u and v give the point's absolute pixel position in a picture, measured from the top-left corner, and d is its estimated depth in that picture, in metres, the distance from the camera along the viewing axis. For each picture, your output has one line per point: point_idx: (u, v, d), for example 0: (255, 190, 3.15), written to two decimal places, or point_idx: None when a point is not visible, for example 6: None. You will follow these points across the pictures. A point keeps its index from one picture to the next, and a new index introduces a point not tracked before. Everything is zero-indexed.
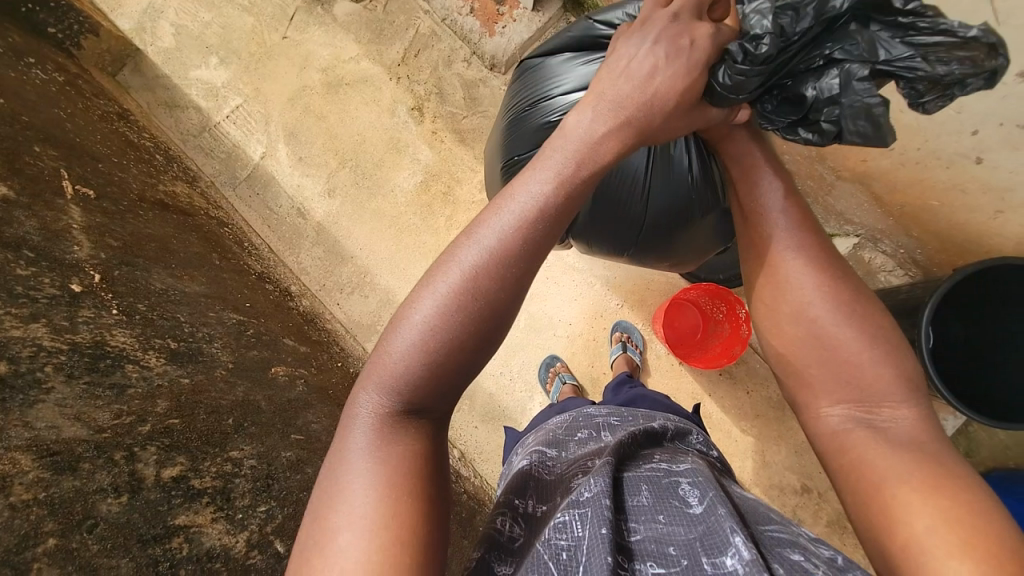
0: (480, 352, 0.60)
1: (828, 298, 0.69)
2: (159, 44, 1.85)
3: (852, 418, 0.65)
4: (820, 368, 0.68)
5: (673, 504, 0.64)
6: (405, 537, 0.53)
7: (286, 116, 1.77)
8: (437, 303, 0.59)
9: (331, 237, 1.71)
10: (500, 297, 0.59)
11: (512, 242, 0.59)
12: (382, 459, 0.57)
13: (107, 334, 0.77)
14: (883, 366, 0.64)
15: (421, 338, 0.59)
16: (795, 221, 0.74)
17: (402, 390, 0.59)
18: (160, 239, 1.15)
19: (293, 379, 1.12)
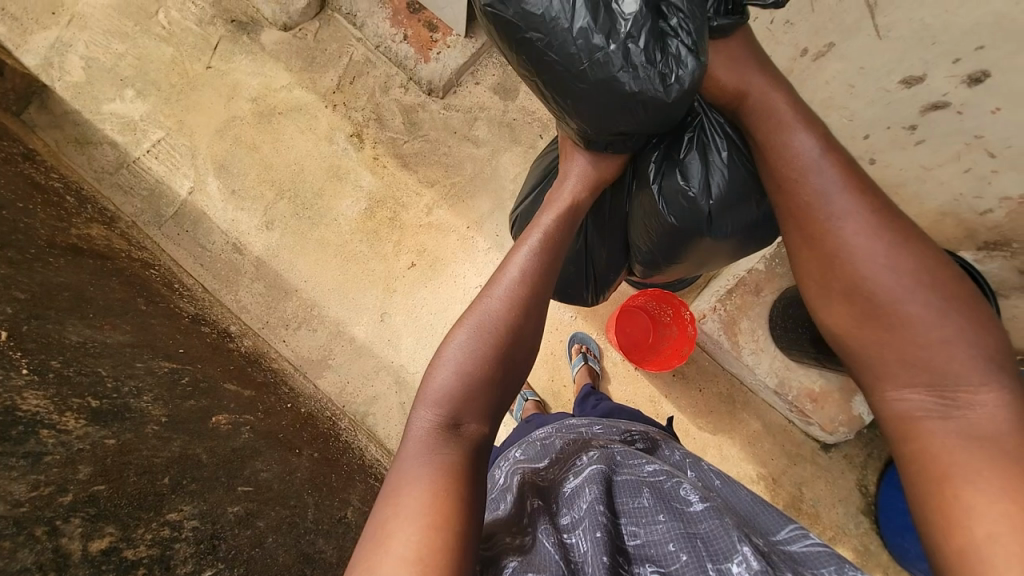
0: (509, 377, 0.76)
1: (909, 288, 0.71)
2: (66, 78, 1.72)
3: (923, 401, 0.69)
4: (886, 343, 0.73)
5: (672, 504, 0.70)
6: (449, 528, 0.61)
7: (215, 148, 1.69)
8: (471, 334, 0.76)
9: (272, 271, 1.63)
10: (526, 332, 0.79)
11: (529, 278, 0.83)
12: (431, 461, 0.67)
13: (16, 398, 0.69)
14: (955, 343, 0.68)
15: (461, 362, 0.74)
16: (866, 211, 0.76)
17: (446, 404, 0.72)
18: (74, 288, 1.04)
19: (237, 427, 1.04)
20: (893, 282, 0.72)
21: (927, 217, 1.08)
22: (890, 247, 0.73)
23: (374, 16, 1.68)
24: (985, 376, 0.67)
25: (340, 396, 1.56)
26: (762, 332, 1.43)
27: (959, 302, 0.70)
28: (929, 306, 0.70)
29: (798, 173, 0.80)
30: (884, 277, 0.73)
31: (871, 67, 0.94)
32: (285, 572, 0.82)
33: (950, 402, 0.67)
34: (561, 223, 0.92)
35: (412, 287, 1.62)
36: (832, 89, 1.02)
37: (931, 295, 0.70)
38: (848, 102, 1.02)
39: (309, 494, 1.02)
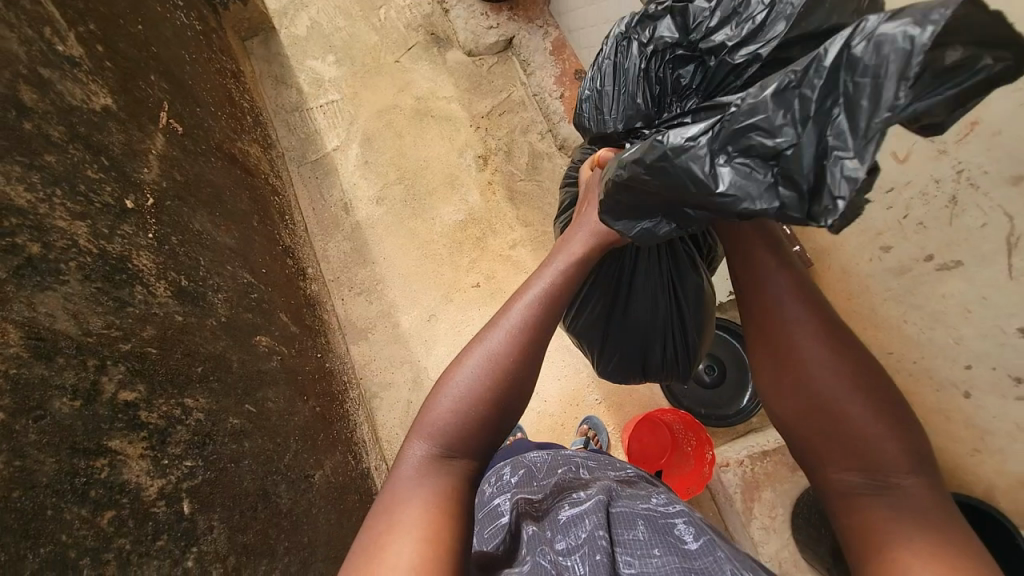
0: (503, 406, 0.79)
1: (821, 349, 0.69)
2: (292, 30, 2.10)
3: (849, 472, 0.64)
4: (797, 398, 0.69)
5: (668, 539, 0.75)
6: (446, 532, 0.64)
7: (370, 124, 1.95)
8: (480, 361, 0.79)
9: (363, 238, 1.80)
10: (525, 361, 0.81)
11: (528, 322, 0.82)
12: (422, 486, 0.70)
13: (133, 252, 0.84)
14: (864, 416, 0.64)
15: (464, 392, 0.77)
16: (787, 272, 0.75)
17: (438, 436, 0.75)
18: (216, 188, 1.24)
19: (271, 353, 1.15)
20: (795, 347, 0.70)
21: (1012, 482, 0.96)
22: (788, 295, 0.73)
23: (543, 71, 1.87)
24: (905, 438, 0.63)
25: (363, 368, 1.65)
26: (781, 512, 1.30)
27: (841, 348, 0.69)
28: (817, 374, 0.68)
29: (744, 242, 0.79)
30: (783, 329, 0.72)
31: (994, 301, 0.86)
32: (247, 495, 0.87)
33: (880, 480, 0.62)
34: (570, 271, 0.87)
35: (468, 304, 1.70)
36: (946, 305, 0.94)
37: (827, 351, 0.69)
38: (959, 325, 0.93)
39: (296, 440, 1.09)
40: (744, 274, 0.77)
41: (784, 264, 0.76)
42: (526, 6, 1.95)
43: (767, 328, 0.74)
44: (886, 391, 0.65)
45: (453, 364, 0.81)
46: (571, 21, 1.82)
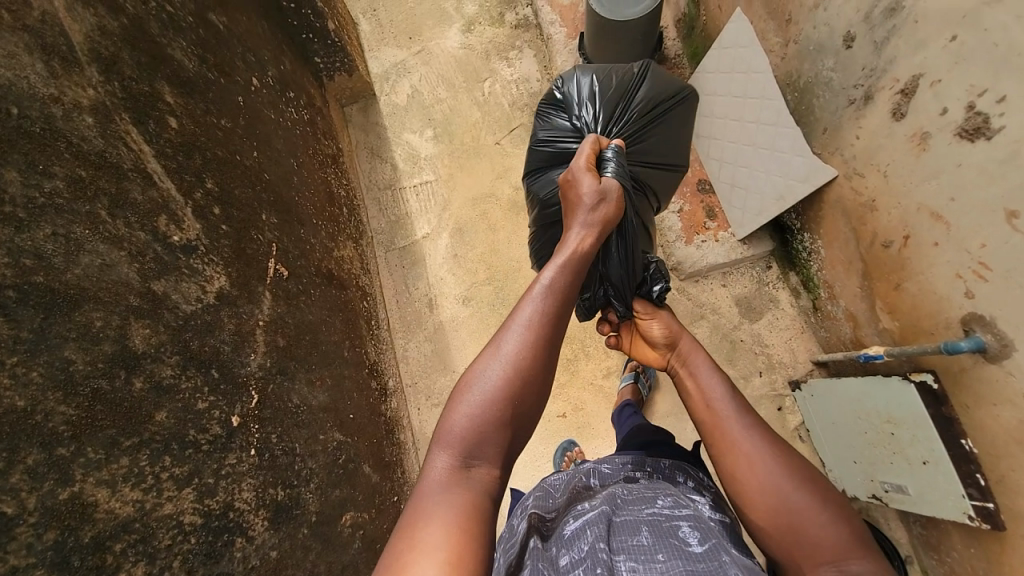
0: (518, 416, 0.78)
1: (765, 445, 0.84)
2: (392, 97, 2.02)
3: (819, 563, 0.71)
4: (756, 504, 0.79)
5: (670, 539, 0.73)
6: (469, 550, 0.62)
7: (462, 212, 1.82)
8: (501, 367, 0.78)
9: (445, 342, 1.70)
10: (539, 367, 0.79)
11: (536, 326, 0.81)
12: (446, 496, 0.69)
13: (236, 489, 0.75)
14: (799, 496, 0.77)
15: (486, 399, 0.76)
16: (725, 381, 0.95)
17: (460, 446, 0.74)
18: (314, 330, 1.16)
19: (354, 531, 1.06)
20: (727, 429, 0.87)
21: None
22: (716, 388, 0.93)
23: None
24: (834, 511, 0.75)
25: None
26: None
27: (769, 435, 0.86)
28: (759, 459, 0.82)
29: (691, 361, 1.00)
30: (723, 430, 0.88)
31: None
32: None
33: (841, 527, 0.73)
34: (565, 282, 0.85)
35: (550, 436, 1.55)
36: None
37: (761, 441, 0.84)
38: None
39: None
40: (674, 354, 1.01)
41: (722, 381, 0.95)
42: None
43: (717, 442, 0.88)
44: (816, 480, 0.80)
45: (468, 376, 0.79)
46: None
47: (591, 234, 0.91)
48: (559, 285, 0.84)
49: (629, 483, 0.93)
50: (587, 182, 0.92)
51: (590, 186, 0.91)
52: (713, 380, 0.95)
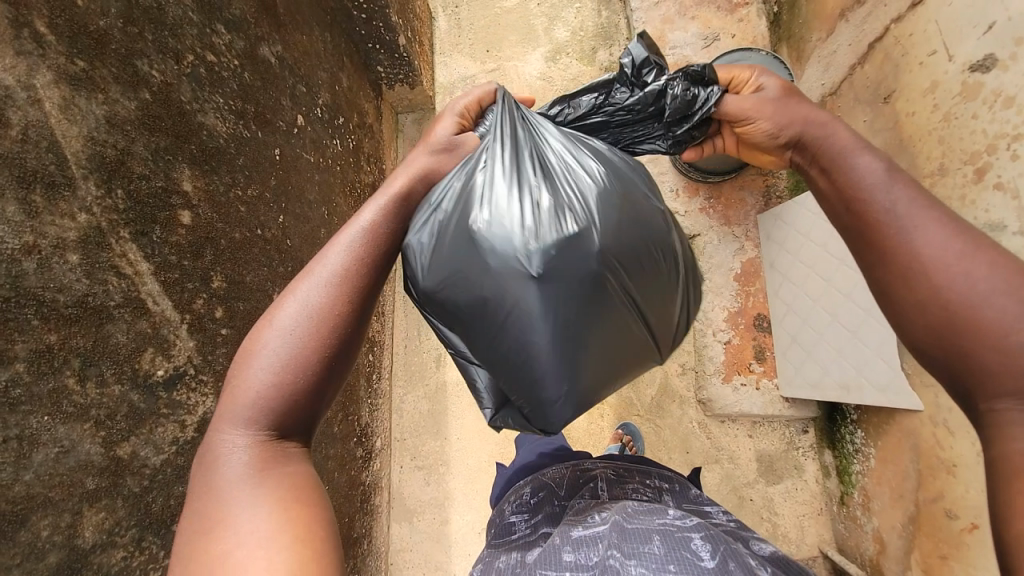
0: (328, 370, 0.62)
1: (987, 270, 0.58)
2: None
3: (996, 388, 0.56)
4: (926, 309, 0.60)
5: (684, 554, 0.73)
6: (302, 521, 0.56)
7: None
8: (300, 313, 0.62)
9: (442, 405, 1.62)
10: (352, 314, 0.64)
11: (346, 267, 0.64)
12: (258, 471, 0.58)
13: None
14: (1004, 317, 0.56)
15: (285, 354, 0.61)
16: (954, 242, 0.59)
17: (259, 416, 0.59)
18: None
19: None
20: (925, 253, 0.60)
21: None
22: (894, 199, 0.63)
23: (716, 296, 1.51)
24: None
25: (396, 554, 1.55)
26: None
27: (997, 263, 0.58)
28: (960, 272, 0.58)
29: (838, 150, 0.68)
30: (903, 234, 0.62)
31: None
32: None
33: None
34: (386, 218, 0.69)
35: None
36: None
37: (990, 274, 0.58)
38: None
39: None
40: (826, 144, 0.69)
41: (881, 160, 0.66)
42: (729, 202, 1.55)
43: (886, 245, 0.63)
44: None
45: (256, 332, 0.62)
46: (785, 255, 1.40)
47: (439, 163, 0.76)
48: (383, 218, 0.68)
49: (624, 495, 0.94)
50: (447, 128, 0.78)
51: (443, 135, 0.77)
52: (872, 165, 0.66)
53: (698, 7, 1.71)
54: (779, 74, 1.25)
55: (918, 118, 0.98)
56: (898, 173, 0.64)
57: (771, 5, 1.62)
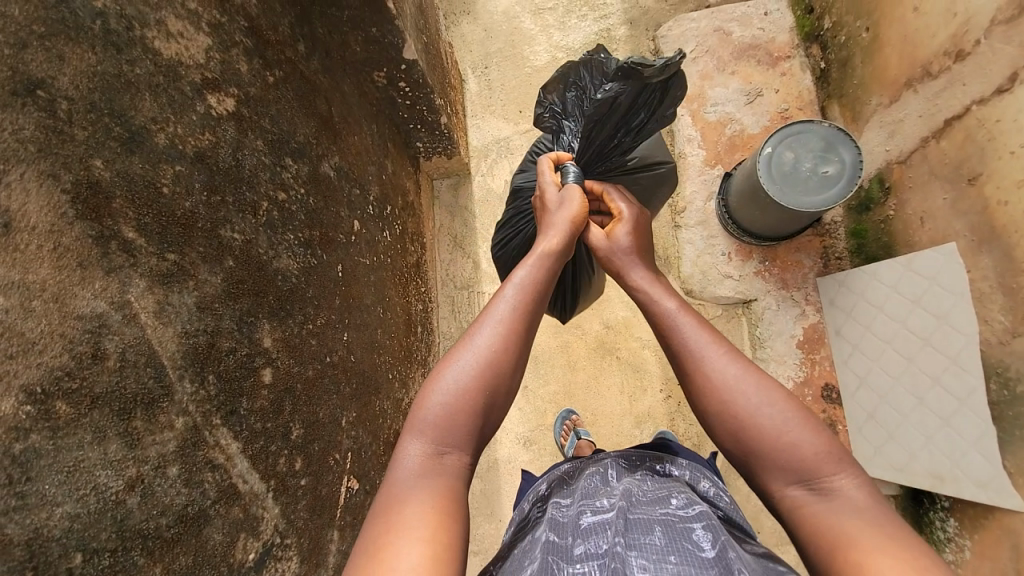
0: (488, 401, 0.73)
1: (760, 388, 0.71)
2: (487, 180, 1.83)
3: (790, 482, 0.66)
4: (724, 417, 0.71)
5: (684, 546, 0.60)
6: (449, 532, 0.60)
7: (541, 339, 1.65)
8: (471, 359, 0.73)
9: (496, 485, 1.57)
10: (513, 357, 0.76)
11: (517, 312, 0.77)
12: (417, 485, 0.65)
13: None
14: (778, 423, 0.69)
15: (459, 390, 0.71)
16: (733, 358, 0.74)
17: (433, 433, 0.69)
18: None
19: None
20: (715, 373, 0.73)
21: None
22: (693, 331, 0.78)
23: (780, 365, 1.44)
24: (815, 435, 0.68)
25: None
26: None
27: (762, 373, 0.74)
28: (736, 367, 0.74)
29: (650, 296, 0.87)
30: (699, 357, 0.76)
31: None
32: None
33: (817, 490, 0.65)
34: (538, 275, 0.84)
35: None
36: None
37: (753, 385, 0.72)
38: None
39: None
40: (639, 296, 0.89)
41: (677, 303, 0.84)
42: (785, 263, 1.48)
43: (696, 369, 0.75)
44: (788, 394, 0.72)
45: (440, 364, 0.74)
46: (856, 327, 1.33)
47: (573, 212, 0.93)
48: (541, 276, 0.84)
49: (631, 478, 0.80)
50: (553, 189, 0.98)
51: (554, 194, 0.96)
52: (669, 300, 0.85)
53: (737, 62, 1.68)
54: (847, 146, 1.19)
55: (1012, 206, 0.93)
56: (686, 313, 0.81)
57: (814, 58, 1.58)
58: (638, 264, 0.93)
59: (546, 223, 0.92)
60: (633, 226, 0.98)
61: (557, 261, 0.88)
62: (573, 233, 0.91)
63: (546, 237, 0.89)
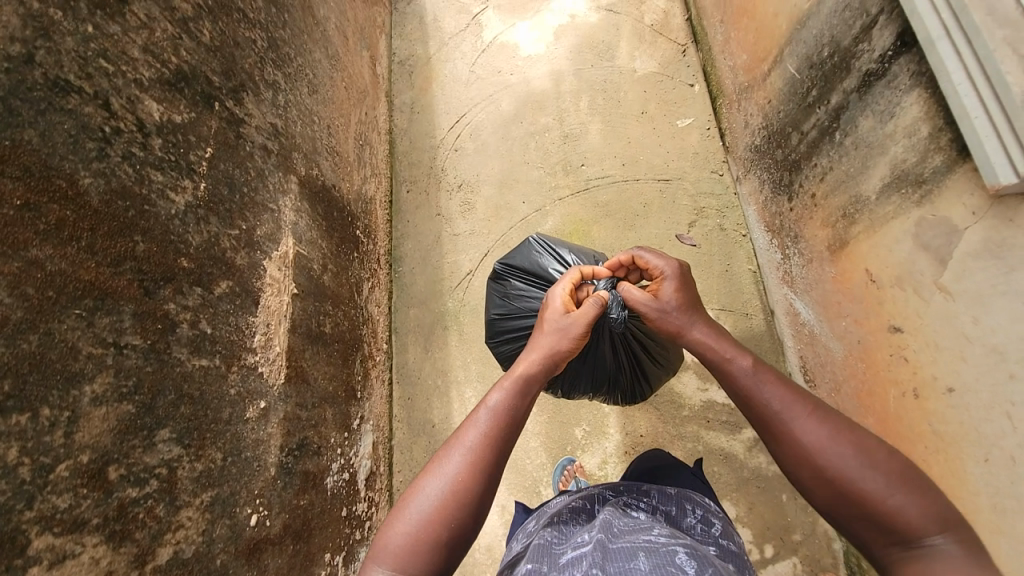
0: (467, 507, 0.80)
1: (830, 432, 0.77)
2: None
3: (889, 539, 0.69)
4: (822, 481, 0.75)
5: (668, 568, 0.63)
6: None
7: None
8: (440, 486, 0.81)
9: None
10: (481, 482, 0.81)
11: (496, 424, 0.87)
12: None
13: None
14: (880, 486, 0.71)
15: (426, 517, 0.78)
16: (828, 432, 0.77)
17: (399, 559, 0.76)
18: None
19: None
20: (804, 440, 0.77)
21: None
22: (775, 398, 0.82)
23: None
24: (916, 496, 0.69)
25: None
26: None
27: (814, 404, 0.81)
28: (807, 416, 0.79)
29: (721, 370, 0.91)
30: (786, 422, 0.81)
31: None
32: None
33: (904, 542, 0.68)
34: (506, 401, 0.89)
35: None
36: None
37: (844, 438, 0.76)
38: None
39: None
40: (708, 357, 0.95)
41: (750, 362, 0.88)
42: None
43: (771, 420, 0.82)
44: (857, 434, 0.77)
45: (412, 490, 0.83)
46: None
47: (564, 342, 0.99)
48: (508, 404, 0.89)
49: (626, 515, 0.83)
50: (557, 312, 1.04)
51: (557, 317, 1.03)
52: (768, 386, 0.84)
53: None
54: None
55: None
56: (763, 373, 0.86)
57: None
58: (693, 322, 0.98)
59: (540, 343, 1.00)
60: (681, 283, 1.03)
61: (529, 382, 0.93)
62: (547, 365, 0.96)
63: (528, 360, 0.96)
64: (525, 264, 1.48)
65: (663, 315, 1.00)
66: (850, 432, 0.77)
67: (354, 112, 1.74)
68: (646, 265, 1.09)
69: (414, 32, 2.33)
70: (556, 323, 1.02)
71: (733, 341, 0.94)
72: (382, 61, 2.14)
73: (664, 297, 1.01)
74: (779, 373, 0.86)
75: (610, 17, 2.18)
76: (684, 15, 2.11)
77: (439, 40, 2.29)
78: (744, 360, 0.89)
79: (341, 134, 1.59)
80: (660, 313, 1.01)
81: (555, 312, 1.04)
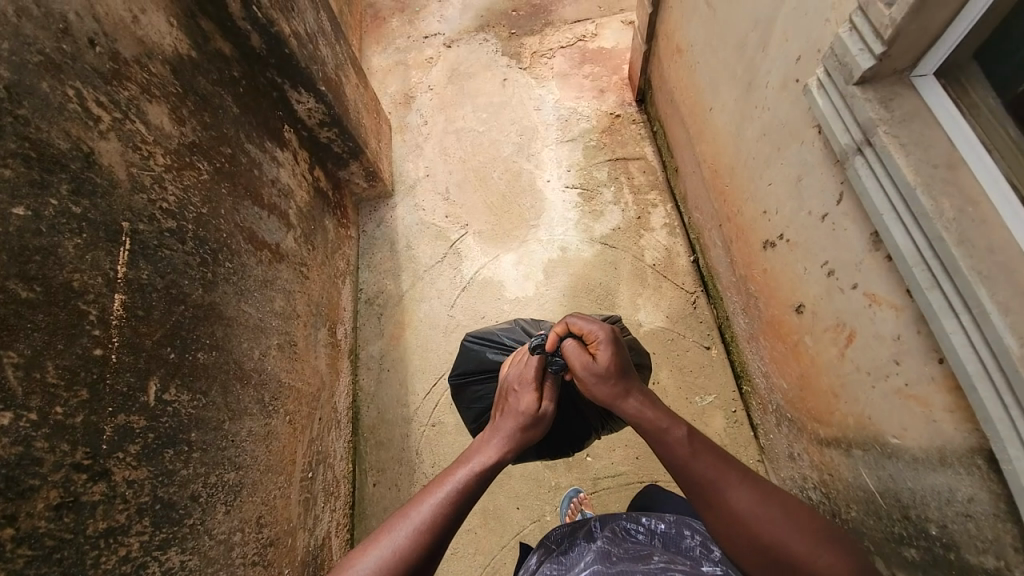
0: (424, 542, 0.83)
1: (755, 499, 0.83)
2: None
3: None
4: (750, 541, 0.81)
5: None
6: None
7: None
8: (409, 529, 0.84)
9: None
10: (446, 524, 0.86)
11: (467, 491, 0.89)
12: None
13: None
14: (799, 544, 0.79)
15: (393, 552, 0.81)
16: (756, 502, 0.83)
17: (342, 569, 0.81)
18: None
19: None
20: (738, 508, 0.83)
21: None
22: (706, 469, 0.86)
23: None
24: (823, 547, 0.79)
25: None
26: None
27: (743, 473, 0.87)
28: (739, 487, 0.84)
29: (654, 440, 0.92)
30: (719, 491, 0.85)
31: None
32: None
33: None
34: (473, 471, 0.91)
35: None
36: None
37: (765, 505, 0.83)
38: None
39: None
40: (646, 429, 0.93)
41: (684, 434, 0.90)
42: None
43: (705, 492, 0.85)
44: (772, 498, 0.84)
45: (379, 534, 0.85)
46: None
47: (527, 425, 0.99)
48: (482, 471, 0.92)
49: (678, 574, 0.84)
50: (519, 395, 1.02)
51: (528, 402, 1.00)
52: (700, 455, 0.88)
53: None
54: None
55: None
56: (698, 443, 0.89)
57: None
58: (632, 386, 0.95)
59: (507, 415, 1.00)
60: (616, 346, 0.97)
61: (502, 450, 0.95)
62: (519, 432, 0.98)
63: (495, 435, 0.97)
64: (470, 365, 1.45)
65: (599, 381, 0.95)
66: (774, 501, 0.84)
67: (302, 443, 1.37)
68: (572, 325, 1.02)
69: (385, 263, 2.04)
70: (519, 405, 1.00)
71: (672, 415, 0.93)
72: (345, 316, 1.83)
73: (602, 355, 0.96)
74: (712, 448, 0.90)
75: (605, 253, 1.93)
76: (689, 254, 1.88)
77: (412, 273, 2.01)
78: (678, 430, 0.90)
79: (281, 510, 1.22)
80: (593, 377, 0.96)
81: (521, 399, 1.01)
